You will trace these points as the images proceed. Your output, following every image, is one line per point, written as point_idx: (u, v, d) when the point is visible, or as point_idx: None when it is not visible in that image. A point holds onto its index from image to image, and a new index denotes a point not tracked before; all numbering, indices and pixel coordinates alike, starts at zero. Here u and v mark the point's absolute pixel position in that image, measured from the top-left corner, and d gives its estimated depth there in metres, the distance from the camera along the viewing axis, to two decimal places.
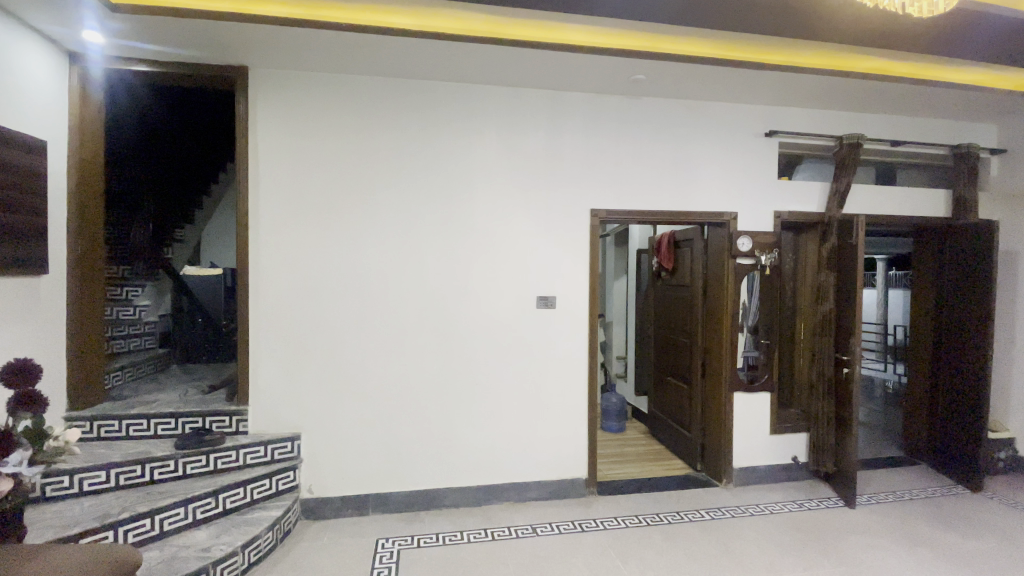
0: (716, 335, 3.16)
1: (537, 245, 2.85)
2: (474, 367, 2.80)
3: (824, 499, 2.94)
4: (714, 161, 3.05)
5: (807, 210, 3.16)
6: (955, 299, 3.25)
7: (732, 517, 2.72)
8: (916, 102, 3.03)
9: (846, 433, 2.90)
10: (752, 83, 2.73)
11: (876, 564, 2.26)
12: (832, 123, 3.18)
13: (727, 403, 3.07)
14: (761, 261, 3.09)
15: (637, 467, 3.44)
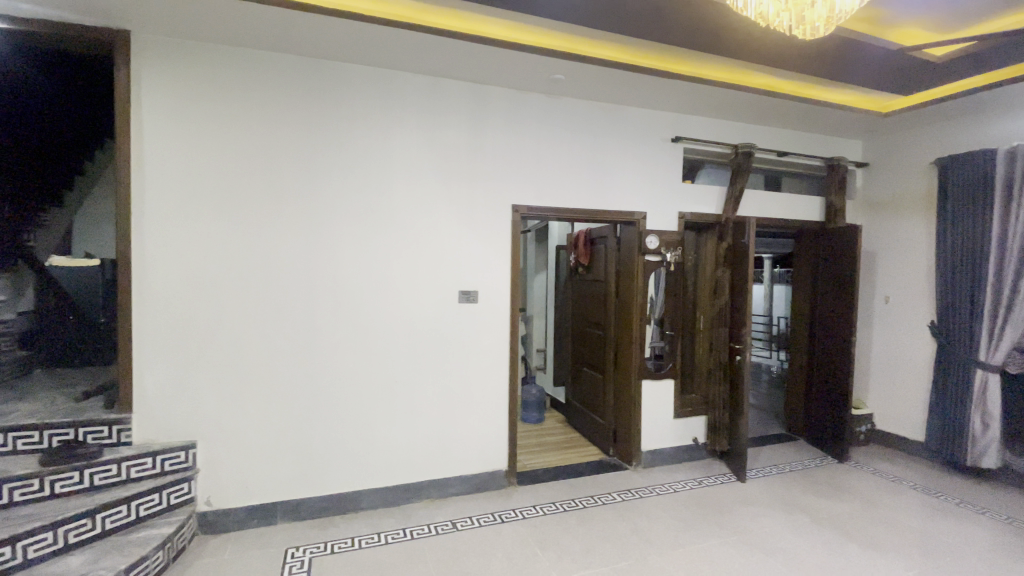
0: (627, 328, 3.33)
1: (458, 239, 2.83)
2: (392, 363, 2.72)
3: (719, 475, 3.23)
4: (627, 163, 3.21)
5: (707, 211, 3.44)
6: (826, 293, 3.69)
7: (640, 497, 2.90)
8: (799, 118, 3.39)
9: (738, 414, 3.20)
10: (661, 91, 2.91)
11: (762, 531, 2.52)
12: (730, 132, 3.47)
13: (637, 391, 3.26)
14: (667, 258, 3.31)
15: (554, 455, 3.54)
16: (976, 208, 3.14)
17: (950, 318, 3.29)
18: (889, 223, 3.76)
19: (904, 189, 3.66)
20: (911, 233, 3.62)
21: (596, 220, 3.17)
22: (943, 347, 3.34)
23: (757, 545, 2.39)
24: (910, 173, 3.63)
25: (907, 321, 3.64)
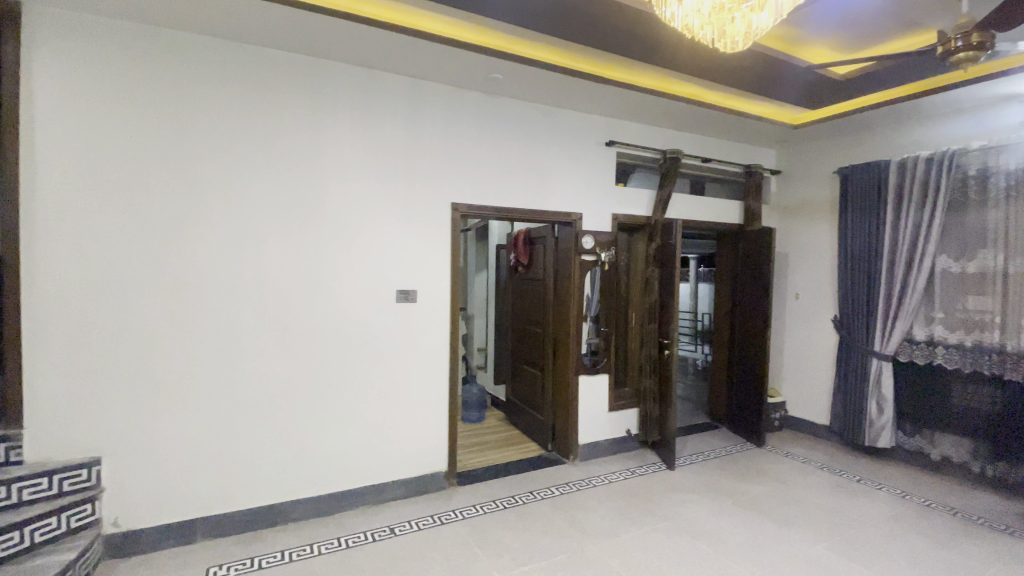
0: (564, 325, 3.41)
1: (395, 237, 2.77)
2: (325, 365, 2.61)
3: (650, 464, 3.38)
4: (564, 164, 3.28)
5: (638, 213, 3.59)
6: (745, 291, 3.98)
7: (578, 490, 2.97)
8: (721, 127, 3.63)
9: (667, 406, 3.38)
10: (596, 96, 3.00)
11: (689, 516, 2.67)
12: (660, 138, 3.65)
13: (574, 387, 3.35)
14: (602, 258, 3.42)
15: (494, 453, 3.56)
16: (872, 213, 3.50)
17: (851, 313, 3.64)
18: (799, 226, 4.11)
19: (811, 196, 4.02)
20: (817, 236, 3.98)
21: (534, 220, 3.22)
22: (844, 339, 3.69)
23: (684, 529, 2.53)
24: (816, 182, 3.99)
25: (813, 316, 4.00)
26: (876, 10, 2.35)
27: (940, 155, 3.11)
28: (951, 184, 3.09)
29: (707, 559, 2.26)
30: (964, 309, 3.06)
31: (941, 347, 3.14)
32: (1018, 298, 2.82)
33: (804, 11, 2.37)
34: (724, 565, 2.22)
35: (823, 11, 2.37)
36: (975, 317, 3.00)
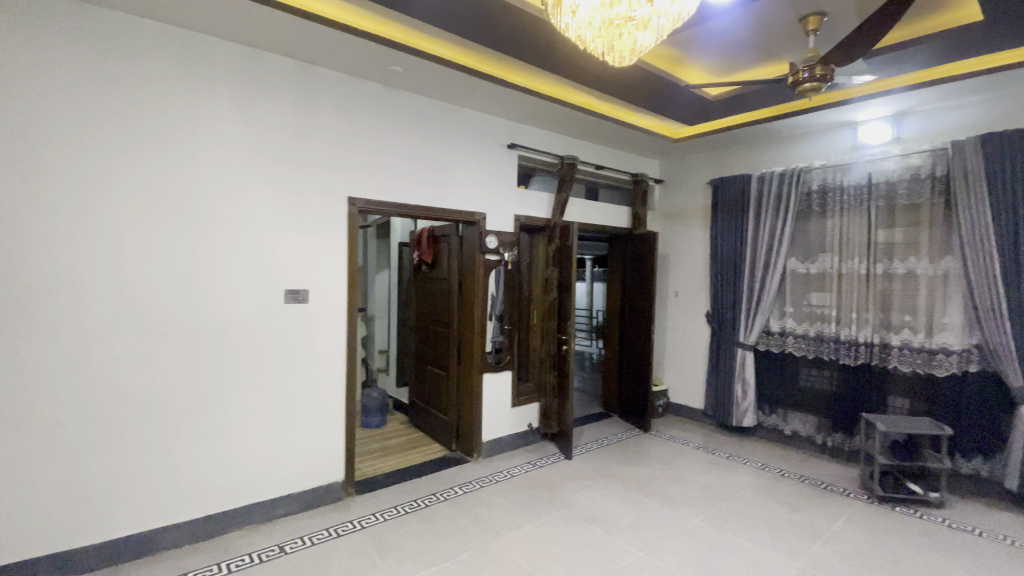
0: (468, 324, 3.41)
1: (284, 232, 2.57)
2: (201, 373, 2.34)
3: (550, 455, 3.52)
4: (466, 163, 3.28)
5: (538, 215, 3.71)
6: (634, 289, 4.29)
7: (481, 487, 2.99)
8: (613, 137, 3.88)
9: (565, 399, 3.53)
10: (497, 97, 3.05)
11: (585, 502, 2.82)
12: (558, 143, 3.80)
13: (478, 385, 3.36)
14: (505, 258, 3.48)
15: (395, 458, 3.45)
16: (738, 221, 3.97)
17: (721, 308, 4.09)
18: (679, 230, 4.54)
19: (689, 203, 4.46)
20: (694, 239, 4.42)
21: (438, 218, 3.18)
22: (716, 331, 4.14)
23: (581, 515, 2.67)
24: (693, 191, 4.43)
25: (691, 312, 4.43)
26: (738, 40, 2.66)
27: (790, 172, 3.62)
28: (799, 197, 3.61)
29: (601, 541, 2.41)
30: (808, 304, 3.59)
31: (790, 336, 3.67)
32: (846, 294, 3.38)
33: (680, 35, 2.61)
34: (616, 545, 2.38)
35: (697, 37, 2.63)
36: (816, 311, 3.54)
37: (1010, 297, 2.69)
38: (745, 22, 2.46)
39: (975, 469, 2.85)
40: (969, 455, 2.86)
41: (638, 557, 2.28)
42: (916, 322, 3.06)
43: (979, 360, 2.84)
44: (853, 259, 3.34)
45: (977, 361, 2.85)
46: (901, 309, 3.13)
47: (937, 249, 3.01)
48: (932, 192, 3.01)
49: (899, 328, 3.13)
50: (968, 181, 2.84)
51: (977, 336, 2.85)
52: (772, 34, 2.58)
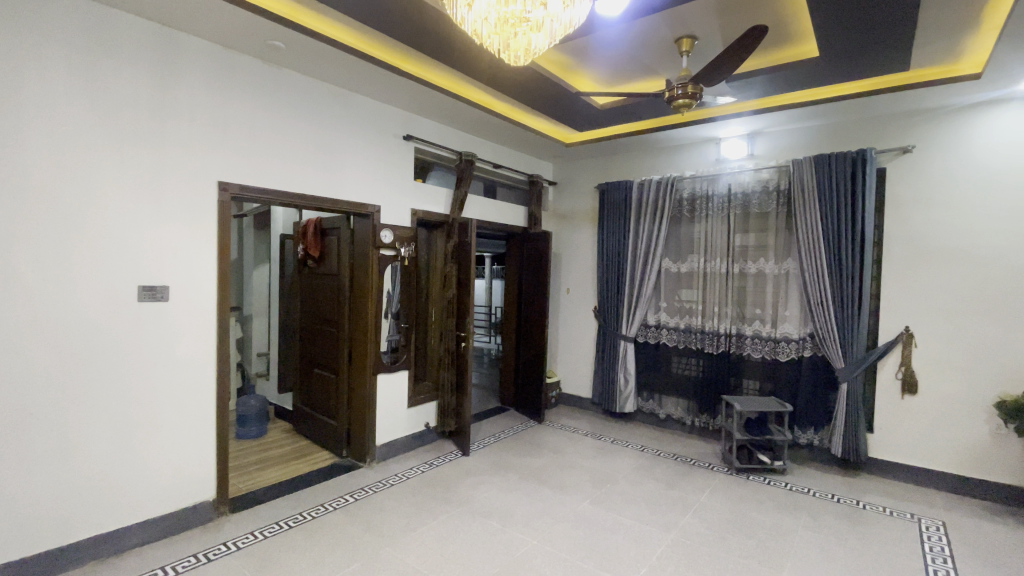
0: (360, 323, 3.23)
1: (137, 219, 2.20)
2: (21, 385, 1.91)
3: (447, 454, 3.48)
4: (359, 152, 3.11)
5: (436, 210, 3.64)
6: (529, 285, 4.40)
7: (374, 493, 2.86)
8: (510, 137, 3.94)
9: (463, 396, 3.52)
10: (391, 86, 2.92)
11: (482, 497, 2.83)
12: (455, 139, 3.76)
13: (371, 387, 3.21)
14: (401, 253, 3.37)
15: (277, 469, 3.16)
16: (621, 223, 4.26)
17: (606, 304, 4.37)
18: (570, 230, 4.76)
19: (579, 205, 4.69)
20: (583, 239, 4.66)
21: (328, 209, 2.97)
22: (602, 325, 4.40)
23: (478, 510, 2.67)
24: (583, 193, 4.67)
25: (580, 307, 4.68)
26: (622, 54, 2.85)
27: (665, 180, 3.98)
28: (673, 203, 3.97)
29: (496, 534, 2.43)
30: (679, 299, 3.98)
31: (664, 329, 4.03)
32: (710, 291, 3.80)
33: (572, 43, 2.71)
34: (511, 536, 2.42)
35: (586, 46, 2.76)
36: (686, 306, 3.93)
37: (832, 293, 3.23)
38: (629, 37, 2.63)
39: (809, 439, 3.37)
40: (805, 427, 3.38)
41: (531, 545, 2.34)
42: (765, 315, 3.55)
43: (810, 346, 3.38)
44: (716, 259, 3.76)
45: (809, 347, 3.39)
46: (753, 304, 3.61)
47: (780, 252, 3.51)
48: (777, 203, 3.51)
49: (752, 320, 3.60)
50: (803, 196, 3.36)
51: (809, 326, 3.39)
52: (651, 51, 2.80)
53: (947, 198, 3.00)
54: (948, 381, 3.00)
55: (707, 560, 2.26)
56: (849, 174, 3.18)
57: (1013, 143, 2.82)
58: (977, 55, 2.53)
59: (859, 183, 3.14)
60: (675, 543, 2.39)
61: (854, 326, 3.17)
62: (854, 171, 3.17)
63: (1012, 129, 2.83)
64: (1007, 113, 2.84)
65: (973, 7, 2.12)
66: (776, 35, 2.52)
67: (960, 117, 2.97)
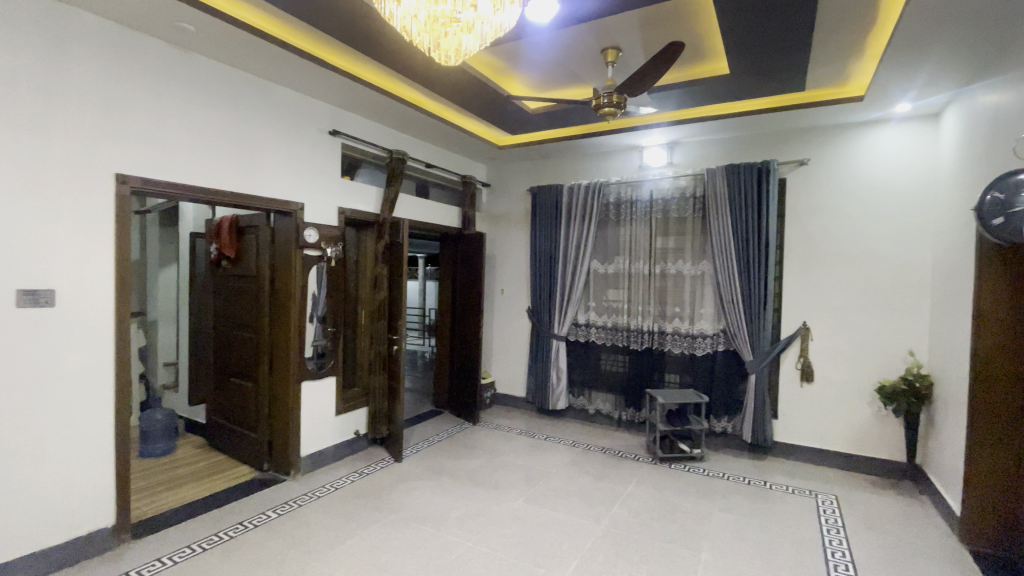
0: (282, 327, 3.05)
1: (13, 213, 1.93)
2: None
3: (379, 461, 3.38)
4: (280, 147, 2.94)
5: (365, 209, 3.53)
6: (463, 287, 4.38)
7: (299, 507, 2.71)
8: (442, 136, 3.91)
9: (395, 400, 3.44)
10: (315, 79, 2.79)
11: (415, 502, 2.78)
12: (386, 137, 3.67)
13: (296, 394, 3.04)
14: (327, 253, 3.23)
15: (189, 488, 2.90)
16: (553, 225, 4.37)
17: (539, 304, 4.45)
18: (503, 232, 4.80)
19: (512, 207, 4.74)
20: (516, 241, 4.72)
21: (245, 206, 2.78)
22: (535, 325, 4.48)
23: (411, 516, 2.62)
24: (515, 195, 4.73)
25: (514, 307, 4.74)
26: (552, 60, 2.91)
27: (594, 185, 4.13)
28: (600, 207, 4.13)
29: (430, 539, 2.39)
30: (606, 299, 4.14)
31: (594, 327, 4.18)
32: (635, 291, 3.99)
33: (502, 46, 2.73)
34: (446, 540, 2.39)
35: (517, 50, 2.79)
36: (613, 305, 4.10)
37: (741, 292, 3.52)
38: (558, 43, 2.69)
39: (723, 427, 3.64)
40: (720, 417, 3.64)
41: (466, 548, 2.33)
42: (683, 313, 3.79)
43: (724, 341, 3.65)
44: (640, 261, 3.96)
45: (722, 342, 3.66)
46: (673, 303, 3.84)
47: (697, 255, 3.76)
48: (694, 209, 3.76)
49: (673, 318, 3.83)
50: (716, 202, 3.63)
51: (722, 322, 3.66)
52: (579, 59, 2.89)
53: (836, 206, 3.37)
54: (838, 369, 3.36)
55: (635, 547, 2.37)
56: (756, 183, 3.48)
57: (890, 159, 3.22)
58: (860, 79, 2.85)
59: (763, 192, 3.45)
60: (605, 533, 2.49)
61: (760, 321, 3.47)
62: (759, 180, 3.48)
63: (889, 147, 3.22)
64: (884, 133, 3.24)
65: (855, 37, 2.39)
66: (692, 51, 2.70)
67: (846, 135, 3.35)
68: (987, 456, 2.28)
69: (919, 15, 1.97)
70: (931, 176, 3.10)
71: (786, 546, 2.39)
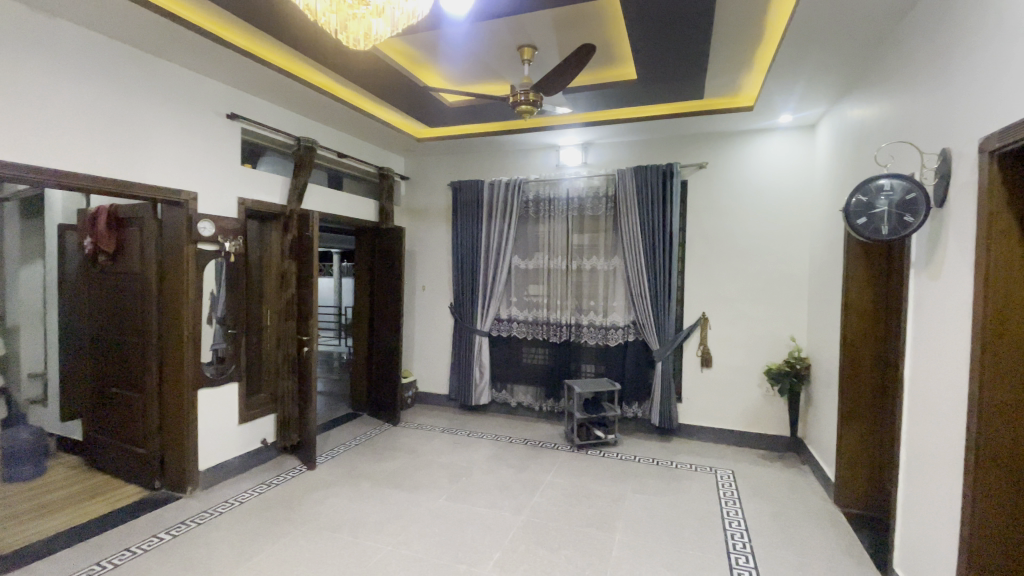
0: (172, 329, 2.76)
1: None
2: None
3: (290, 470, 3.18)
4: (167, 129, 2.64)
5: (270, 200, 3.28)
6: (381, 284, 4.23)
7: (198, 525, 2.47)
8: (356, 126, 3.74)
9: (307, 404, 3.25)
10: (209, 56, 2.54)
11: (329, 510, 2.64)
12: (293, 124, 3.43)
13: (191, 403, 2.76)
14: (226, 248, 2.96)
15: (62, 514, 2.54)
16: (473, 220, 4.35)
17: (460, 300, 4.42)
18: (423, 227, 4.71)
19: (432, 201, 4.66)
20: (437, 236, 4.65)
21: (130, 195, 2.48)
22: (457, 321, 4.45)
23: (326, 525, 2.49)
24: (435, 189, 4.65)
25: (435, 304, 4.67)
26: (469, 54, 2.89)
27: (513, 181, 4.17)
28: (519, 204, 4.17)
29: (347, 547, 2.29)
30: (527, 295, 4.20)
31: (515, 322, 4.23)
32: (553, 286, 4.09)
33: (418, 35, 2.66)
34: (364, 547, 2.30)
35: (434, 41, 2.74)
36: (533, 300, 4.18)
37: (649, 286, 3.74)
38: (475, 38, 2.68)
39: (635, 412, 3.86)
40: (631, 403, 3.86)
41: (385, 552, 2.25)
42: (598, 306, 3.95)
43: (634, 332, 3.86)
44: (557, 257, 4.07)
45: (633, 333, 3.87)
46: (589, 297, 3.99)
47: (610, 251, 3.94)
48: (606, 207, 3.93)
49: (588, 311, 3.98)
50: (626, 201, 3.82)
51: (632, 314, 3.87)
52: (496, 55, 2.89)
53: (731, 207, 3.69)
54: (734, 356, 3.69)
55: (554, 534, 2.43)
56: (661, 183, 3.71)
57: (775, 164, 3.57)
58: (750, 90, 3.13)
59: (668, 193, 3.69)
60: (526, 523, 2.53)
61: (666, 313, 3.71)
62: (664, 181, 3.71)
63: (774, 153, 3.58)
64: (770, 141, 3.59)
65: (745, 51, 2.62)
66: (603, 55, 2.81)
67: (739, 141, 3.67)
68: (851, 426, 2.62)
69: (796, 35, 2.20)
70: (808, 181, 3.49)
71: (691, 520, 2.58)
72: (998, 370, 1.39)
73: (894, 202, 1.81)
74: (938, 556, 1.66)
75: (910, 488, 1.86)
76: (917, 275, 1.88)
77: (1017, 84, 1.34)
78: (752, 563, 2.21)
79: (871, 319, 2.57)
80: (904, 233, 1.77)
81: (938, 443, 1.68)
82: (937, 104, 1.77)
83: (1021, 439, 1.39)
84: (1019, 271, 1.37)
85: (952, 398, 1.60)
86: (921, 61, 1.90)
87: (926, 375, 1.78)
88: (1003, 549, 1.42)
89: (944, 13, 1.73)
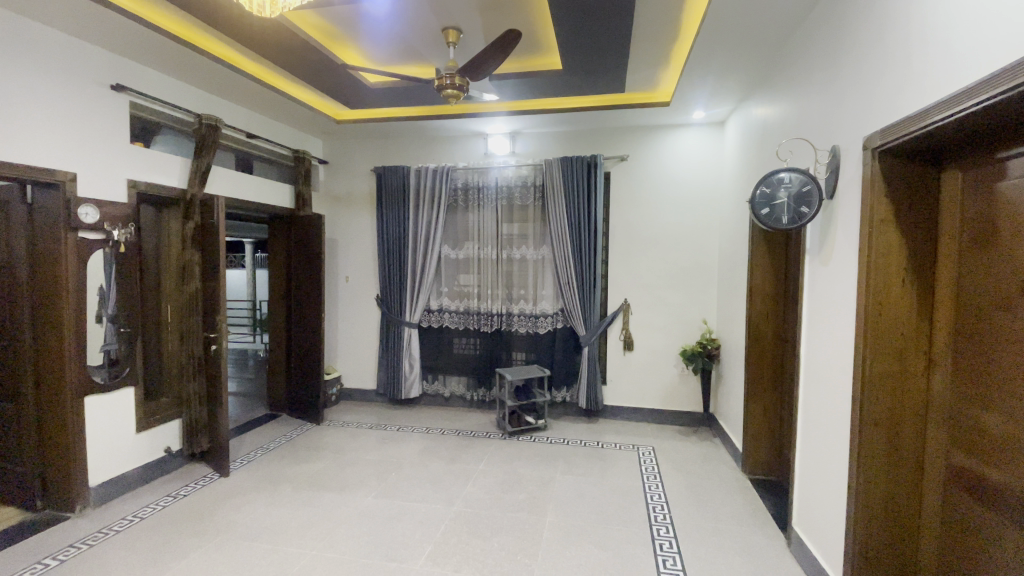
0: (50, 331, 2.41)
1: None
2: None
3: (200, 479, 2.92)
4: (36, 99, 2.28)
5: (167, 184, 2.95)
6: (299, 275, 3.97)
7: (90, 547, 2.20)
8: (266, 104, 3.45)
9: (217, 406, 2.99)
10: (85, 17, 2.22)
11: (247, 518, 2.46)
12: (192, 99, 3.09)
13: (77, 412, 2.44)
14: (114, 236, 2.62)
15: None
16: (400, 208, 4.20)
17: (387, 291, 4.27)
18: (346, 214, 4.48)
19: (354, 187, 4.44)
20: (361, 224, 4.44)
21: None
22: (385, 313, 4.30)
23: (243, 534, 2.32)
24: (357, 175, 4.43)
25: (361, 296, 4.48)
26: (392, 33, 2.75)
27: (440, 169, 4.07)
28: (448, 192, 4.09)
29: (267, 556, 2.15)
30: (457, 284, 4.15)
31: (445, 312, 4.17)
32: (484, 275, 4.07)
33: (334, 8, 2.48)
34: (286, 554, 2.17)
35: (351, 17, 2.57)
36: (464, 290, 4.13)
37: (576, 274, 3.84)
38: (398, 17, 2.56)
39: (564, 397, 3.96)
40: (560, 388, 3.95)
41: (309, 557, 2.14)
42: (528, 294, 3.99)
43: (562, 320, 3.95)
44: (488, 246, 4.04)
45: (561, 320, 3.96)
46: (519, 285, 4.02)
47: (539, 241, 3.99)
48: (534, 196, 3.95)
49: (519, 300, 4.01)
50: (552, 191, 3.87)
51: (560, 302, 3.96)
52: (421, 36, 2.78)
53: (651, 197, 3.85)
54: (655, 340, 3.89)
55: (487, 523, 2.44)
56: (586, 174, 3.80)
57: (689, 158, 3.78)
58: (667, 86, 3.26)
59: (593, 183, 3.79)
60: (459, 514, 2.52)
61: (591, 300, 3.84)
62: (589, 173, 3.80)
63: (688, 147, 3.78)
64: (685, 136, 3.79)
65: (665, 48, 2.72)
66: (529, 43, 2.80)
67: (658, 135, 3.83)
68: (756, 400, 2.87)
69: (711, 36, 2.31)
70: (717, 174, 3.73)
71: (617, 498, 2.70)
72: (878, 346, 1.57)
73: (792, 194, 1.97)
74: (830, 513, 1.85)
75: (807, 456, 2.06)
76: (812, 261, 2.07)
77: (895, 90, 1.50)
78: (671, 532, 2.36)
79: (773, 302, 2.81)
80: (801, 222, 1.94)
81: (830, 414, 1.87)
82: (828, 107, 1.94)
83: (893, 406, 1.58)
84: (894, 257, 1.55)
85: (840, 372, 1.79)
86: (815, 66, 2.07)
87: (820, 351, 1.97)
88: (881, 504, 1.62)
89: (835, 22, 1.89)
